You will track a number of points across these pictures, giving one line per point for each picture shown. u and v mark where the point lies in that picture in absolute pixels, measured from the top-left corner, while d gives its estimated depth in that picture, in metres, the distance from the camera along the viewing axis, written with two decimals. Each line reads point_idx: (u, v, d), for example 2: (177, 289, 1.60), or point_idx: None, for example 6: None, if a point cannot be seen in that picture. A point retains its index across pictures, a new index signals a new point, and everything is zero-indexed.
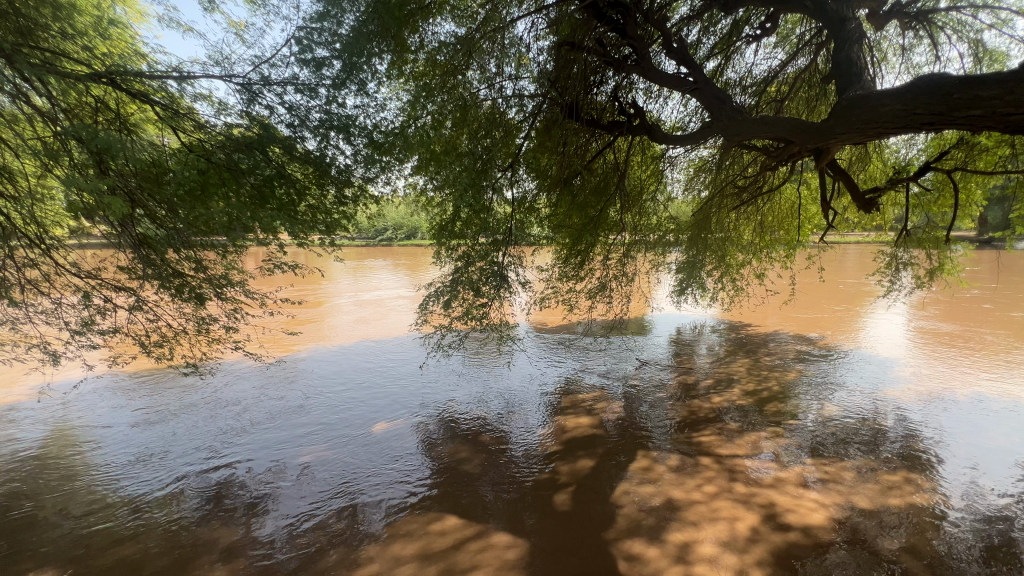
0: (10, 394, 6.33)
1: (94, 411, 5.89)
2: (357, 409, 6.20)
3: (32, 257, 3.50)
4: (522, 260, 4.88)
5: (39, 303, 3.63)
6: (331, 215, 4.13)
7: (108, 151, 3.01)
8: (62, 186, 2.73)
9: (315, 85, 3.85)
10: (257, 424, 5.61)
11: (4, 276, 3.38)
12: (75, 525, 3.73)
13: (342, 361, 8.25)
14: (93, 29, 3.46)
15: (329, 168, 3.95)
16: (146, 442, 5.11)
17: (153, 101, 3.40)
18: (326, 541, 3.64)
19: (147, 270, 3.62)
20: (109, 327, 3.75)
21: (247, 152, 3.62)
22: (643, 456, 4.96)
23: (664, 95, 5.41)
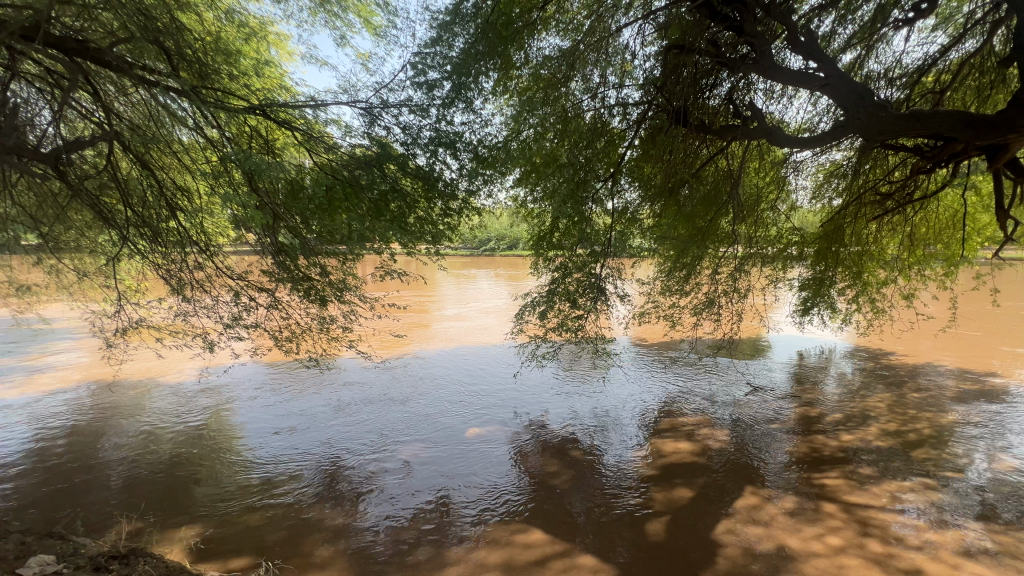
0: (181, 374, 7.63)
1: (242, 393, 6.86)
2: (455, 412, 6.47)
3: (201, 261, 4.19)
4: (622, 272, 4.66)
5: (203, 300, 4.24)
6: (437, 226, 4.40)
7: (256, 171, 3.51)
8: (222, 201, 3.28)
9: (426, 105, 4.13)
10: (367, 419, 6.10)
11: (180, 276, 4.10)
12: (220, 492, 4.34)
13: (443, 365, 8.68)
14: (252, 69, 4.11)
15: (436, 182, 4.26)
16: (279, 427, 5.81)
17: (294, 128, 3.91)
18: (419, 538, 3.80)
19: (282, 274, 4.05)
20: (252, 322, 4.31)
21: (367, 169, 4.02)
22: (751, 493, 4.46)
23: (788, 95, 4.90)
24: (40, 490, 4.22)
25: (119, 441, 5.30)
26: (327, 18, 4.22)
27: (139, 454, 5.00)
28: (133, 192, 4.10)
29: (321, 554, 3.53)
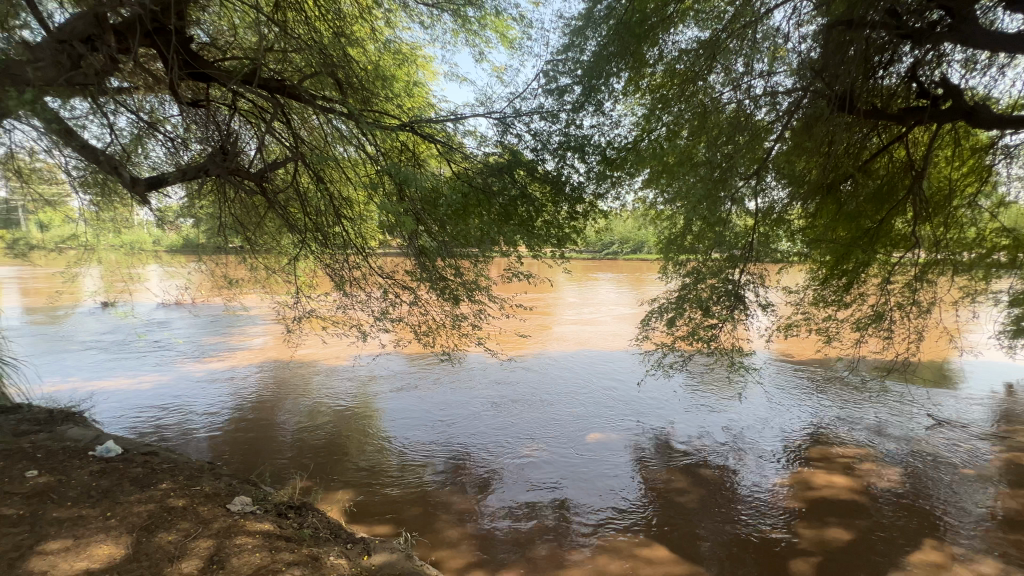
0: (340, 359, 8.84)
1: (386, 381, 7.68)
2: (575, 414, 6.49)
3: (357, 261, 4.79)
4: (766, 279, 4.29)
5: (359, 296, 4.81)
6: (562, 229, 4.44)
7: (404, 180, 3.93)
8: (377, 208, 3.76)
9: (557, 111, 4.20)
10: (492, 412, 6.46)
11: (342, 274, 4.75)
12: (365, 465, 4.90)
13: (564, 367, 8.73)
14: (404, 90, 4.61)
15: (564, 186, 4.31)
16: (416, 413, 6.40)
17: (436, 140, 4.28)
18: (539, 534, 3.89)
19: (422, 274, 4.44)
20: (396, 316, 4.78)
21: (498, 176, 4.19)
22: (933, 548, 3.70)
23: (999, 64, 3.98)
24: (239, 444, 5.23)
25: (292, 412, 6.32)
26: (467, 36, 4.55)
27: (307, 425, 5.91)
28: (310, 202, 4.87)
29: (450, 534, 3.80)
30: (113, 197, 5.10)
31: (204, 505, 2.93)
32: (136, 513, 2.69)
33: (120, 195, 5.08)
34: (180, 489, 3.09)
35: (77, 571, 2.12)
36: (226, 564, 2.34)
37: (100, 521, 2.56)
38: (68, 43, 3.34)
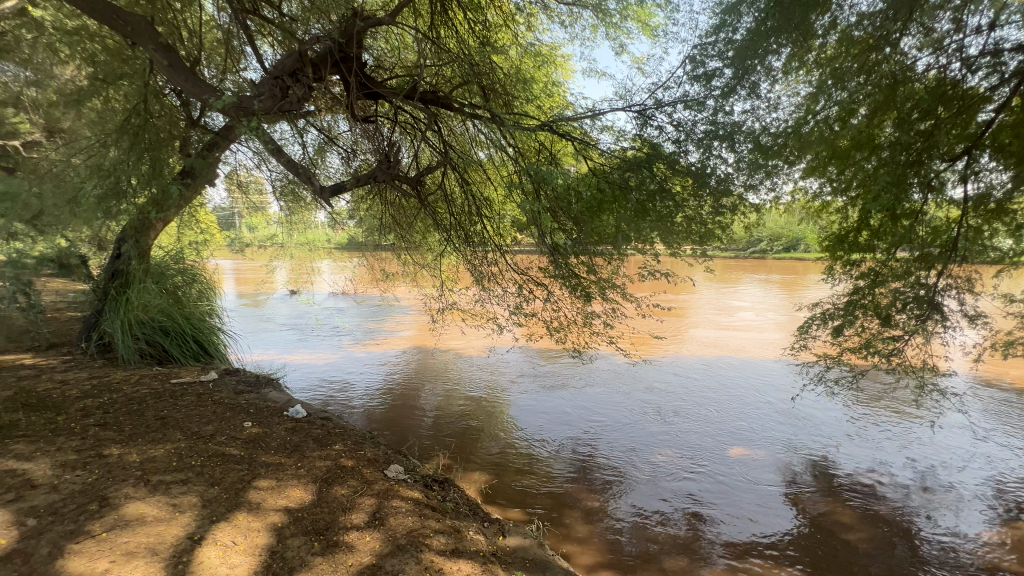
0: (475, 349, 9.43)
1: (515, 373, 7.99)
2: (714, 425, 6.03)
3: (494, 258, 5.03)
4: (976, 286, 3.61)
5: (495, 291, 4.97)
6: (706, 226, 4.10)
7: (544, 180, 4.11)
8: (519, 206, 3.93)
9: (704, 97, 3.92)
10: (621, 413, 6.32)
11: (480, 270, 5.02)
12: (496, 451, 5.14)
13: (700, 374, 8.13)
14: (543, 90, 4.73)
15: (708, 178, 3.93)
16: (543, 407, 6.55)
17: (573, 138, 4.32)
18: (671, 547, 3.70)
19: (556, 271, 4.51)
20: (529, 311, 4.84)
21: (637, 170, 4.12)
22: None
23: None
24: (390, 418, 5.90)
25: (433, 394, 6.94)
26: (607, 30, 4.48)
27: (446, 407, 6.43)
28: (455, 203, 5.30)
29: (579, 530, 3.82)
30: (297, 204, 6.14)
31: (367, 468, 3.38)
32: (318, 466, 3.21)
33: (304, 201, 6.09)
34: (348, 451, 3.61)
35: (279, 507, 2.61)
36: (385, 522, 2.67)
37: (293, 468, 3.12)
38: (281, 78, 4.11)
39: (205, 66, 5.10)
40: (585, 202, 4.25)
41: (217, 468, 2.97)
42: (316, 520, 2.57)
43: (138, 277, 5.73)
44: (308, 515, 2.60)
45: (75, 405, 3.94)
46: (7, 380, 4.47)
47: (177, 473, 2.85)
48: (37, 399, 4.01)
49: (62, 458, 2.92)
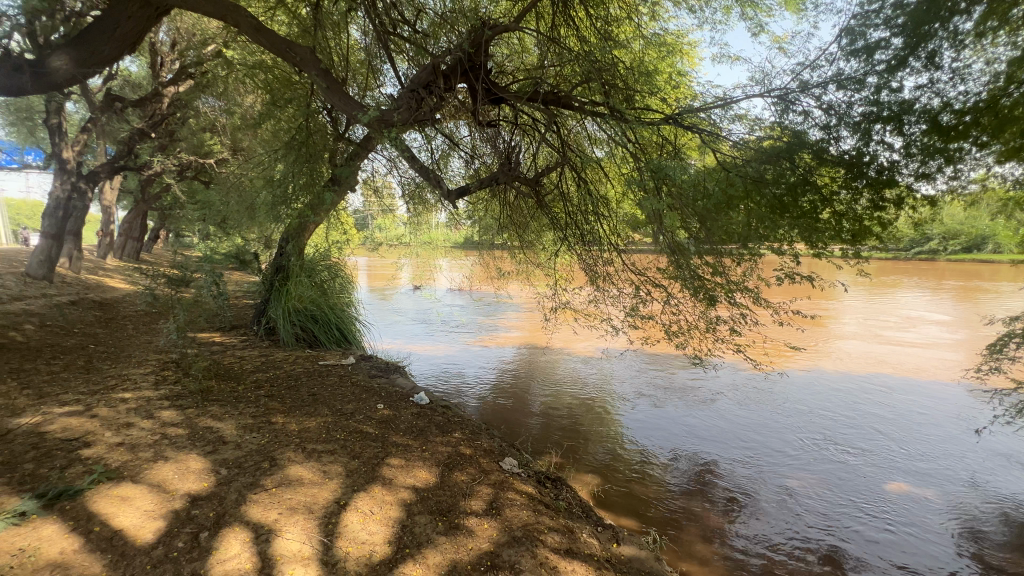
0: (586, 350, 9.34)
1: (626, 376, 7.74)
2: (865, 452, 5.23)
3: (611, 258, 4.93)
4: None
5: (610, 291, 4.86)
6: (861, 222, 3.49)
7: (665, 175, 3.90)
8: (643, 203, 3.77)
9: (864, 74, 3.37)
10: (747, 428, 5.77)
11: (595, 270, 4.95)
12: (607, 452, 5.03)
13: (844, 392, 7.11)
14: (668, 82, 4.54)
15: (867, 167, 3.38)
16: (657, 412, 6.25)
17: (700, 130, 4.06)
18: None
19: (679, 273, 4.25)
20: (646, 313, 4.62)
21: (774, 162, 3.73)
22: None
23: None
24: (502, 410, 6.09)
25: (543, 391, 7.02)
26: (742, 11, 4.11)
27: (556, 404, 6.46)
28: (571, 202, 5.31)
29: (698, 548, 3.58)
30: (421, 207, 6.66)
31: (484, 458, 3.53)
32: (440, 451, 3.44)
33: (427, 204, 6.57)
34: (467, 440, 3.81)
35: (407, 485, 2.85)
36: (502, 512, 2.77)
37: (419, 451, 3.38)
38: (416, 90, 4.51)
39: (350, 84, 5.73)
40: (710, 195, 3.83)
41: (357, 443, 3.34)
42: (439, 501, 2.75)
43: (296, 271, 6.67)
44: (432, 496, 2.79)
45: (251, 378, 4.72)
46: (204, 353, 5.50)
47: (326, 443, 3.26)
48: (225, 370, 4.89)
49: (243, 421, 3.52)
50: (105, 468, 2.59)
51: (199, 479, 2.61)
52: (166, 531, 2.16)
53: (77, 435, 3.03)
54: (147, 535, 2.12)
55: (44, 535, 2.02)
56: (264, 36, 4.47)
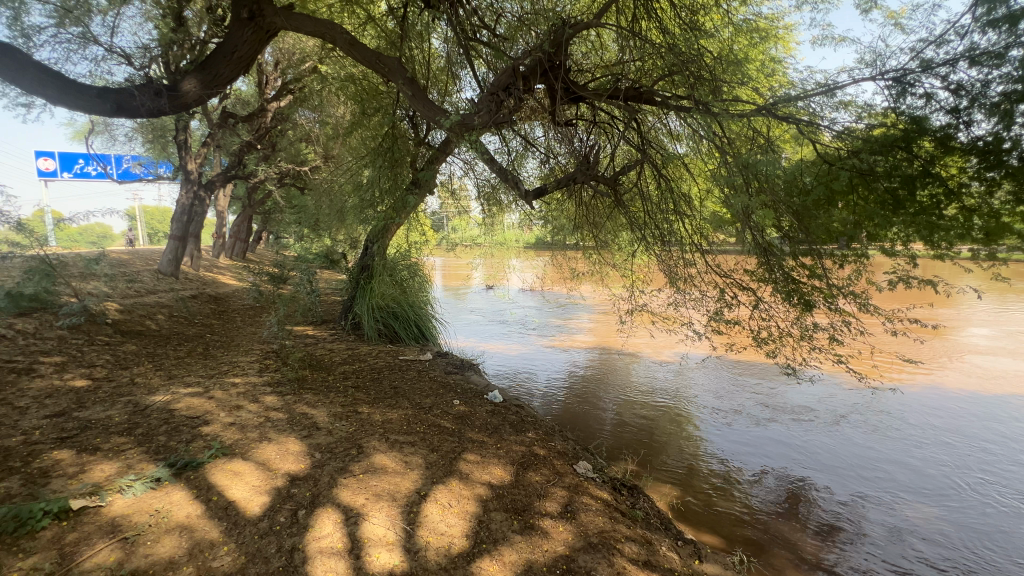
0: (662, 354, 8.97)
1: (705, 384, 7.31)
2: (998, 488, 4.54)
3: (693, 258, 4.68)
4: None
5: (691, 293, 4.62)
6: (998, 217, 2.87)
7: (755, 168, 3.64)
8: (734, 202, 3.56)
9: (1005, 48, 2.90)
10: (848, 447, 5.23)
11: (675, 271, 4.73)
12: (685, 462, 4.79)
13: (966, 415, 6.19)
14: (760, 71, 4.25)
15: (1006, 153, 2.82)
16: (739, 423, 5.84)
17: (797, 121, 3.73)
18: None
19: (770, 275, 3.94)
20: (732, 318, 4.33)
21: (885, 152, 3.28)
22: None
23: None
24: (573, 411, 6.00)
25: (616, 394, 6.82)
26: None
27: (629, 408, 6.26)
28: (651, 200, 5.13)
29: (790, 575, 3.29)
30: (495, 207, 6.77)
31: (558, 460, 3.51)
32: (515, 450, 3.46)
33: (501, 205, 6.67)
34: (541, 440, 3.81)
35: (483, 481, 2.90)
36: (577, 516, 2.73)
37: (494, 448, 3.43)
38: (496, 93, 4.58)
39: (431, 91, 5.95)
40: (808, 190, 3.55)
41: (436, 436, 3.46)
42: (514, 499, 2.77)
43: (379, 270, 7.06)
44: (508, 494, 2.82)
45: (339, 369, 5.07)
46: (299, 345, 5.99)
47: (407, 435, 3.41)
48: (317, 361, 5.29)
49: (333, 409, 3.79)
50: (221, 445, 2.91)
51: (297, 460, 2.85)
52: (270, 505, 2.38)
53: (199, 414, 3.43)
54: (255, 507, 2.34)
55: (174, 500, 2.31)
56: (357, 50, 4.78)
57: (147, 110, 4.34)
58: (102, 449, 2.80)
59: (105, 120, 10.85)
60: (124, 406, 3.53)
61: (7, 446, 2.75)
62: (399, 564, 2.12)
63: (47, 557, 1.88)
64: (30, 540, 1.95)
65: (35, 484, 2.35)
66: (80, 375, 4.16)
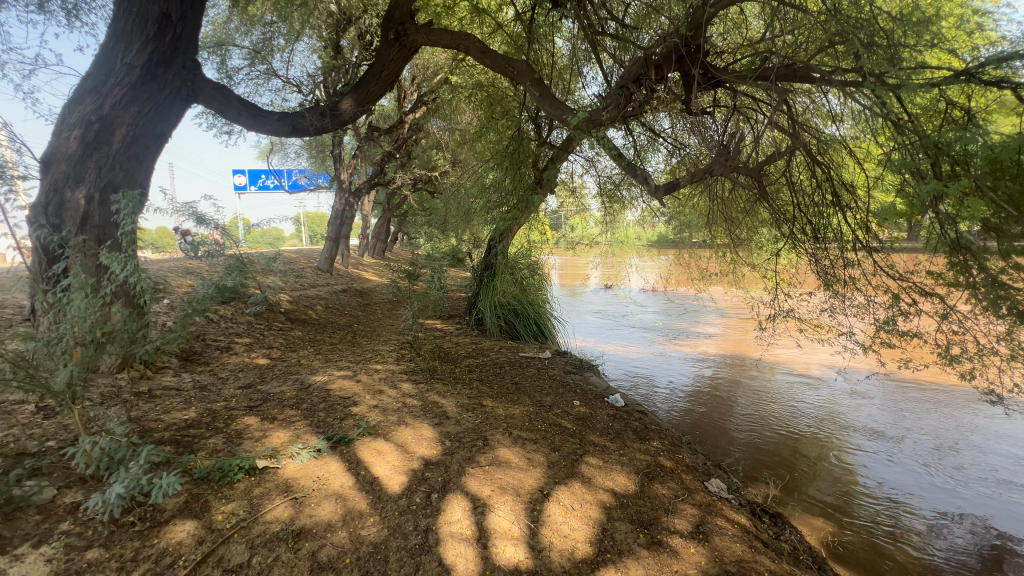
0: (810, 368, 7.91)
1: (861, 406, 6.27)
2: None
3: (857, 258, 4.04)
4: None
5: (854, 298, 4.03)
6: None
7: (949, 146, 2.94)
8: (924, 190, 2.82)
9: None
10: None
11: (835, 273, 4.18)
12: (834, 491, 4.16)
13: None
14: (957, 29, 3.47)
15: None
16: (907, 457, 4.90)
17: (1013, 86, 2.96)
18: None
19: (967, 279, 3.19)
20: (910, 330, 3.64)
21: None
22: None
23: None
24: (697, 422, 5.57)
25: (748, 408, 6.17)
26: None
27: (765, 424, 5.63)
28: (802, 191, 4.51)
29: None
30: (616, 205, 6.58)
31: (687, 474, 3.27)
32: (638, 458, 3.31)
33: (623, 202, 6.46)
34: (667, 451, 3.58)
35: (607, 488, 2.81)
36: (711, 539, 2.51)
37: (617, 454, 3.32)
38: (626, 86, 4.43)
39: (555, 90, 5.97)
40: None
41: (557, 436, 3.45)
42: (640, 511, 2.64)
43: (502, 267, 7.34)
44: (633, 505, 2.70)
45: (466, 362, 5.38)
46: (429, 337, 6.49)
47: (530, 432, 3.46)
48: (446, 353, 5.67)
49: (461, 400, 4.01)
50: (367, 425, 3.26)
51: (430, 445, 3.06)
52: (408, 486, 2.58)
53: (350, 394, 3.89)
54: (395, 486, 2.56)
55: (331, 469, 2.65)
56: (488, 56, 4.97)
57: (315, 129, 5.04)
58: (278, 419, 3.32)
59: (281, 140, 12.92)
60: (294, 383, 4.15)
61: (214, 409, 3.40)
62: (523, 560, 2.15)
63: (241, 505, 2.26)
64: (230, 488, 2.38)
65: (233, 443, 2.87)
66: (263, 354, 5.00)
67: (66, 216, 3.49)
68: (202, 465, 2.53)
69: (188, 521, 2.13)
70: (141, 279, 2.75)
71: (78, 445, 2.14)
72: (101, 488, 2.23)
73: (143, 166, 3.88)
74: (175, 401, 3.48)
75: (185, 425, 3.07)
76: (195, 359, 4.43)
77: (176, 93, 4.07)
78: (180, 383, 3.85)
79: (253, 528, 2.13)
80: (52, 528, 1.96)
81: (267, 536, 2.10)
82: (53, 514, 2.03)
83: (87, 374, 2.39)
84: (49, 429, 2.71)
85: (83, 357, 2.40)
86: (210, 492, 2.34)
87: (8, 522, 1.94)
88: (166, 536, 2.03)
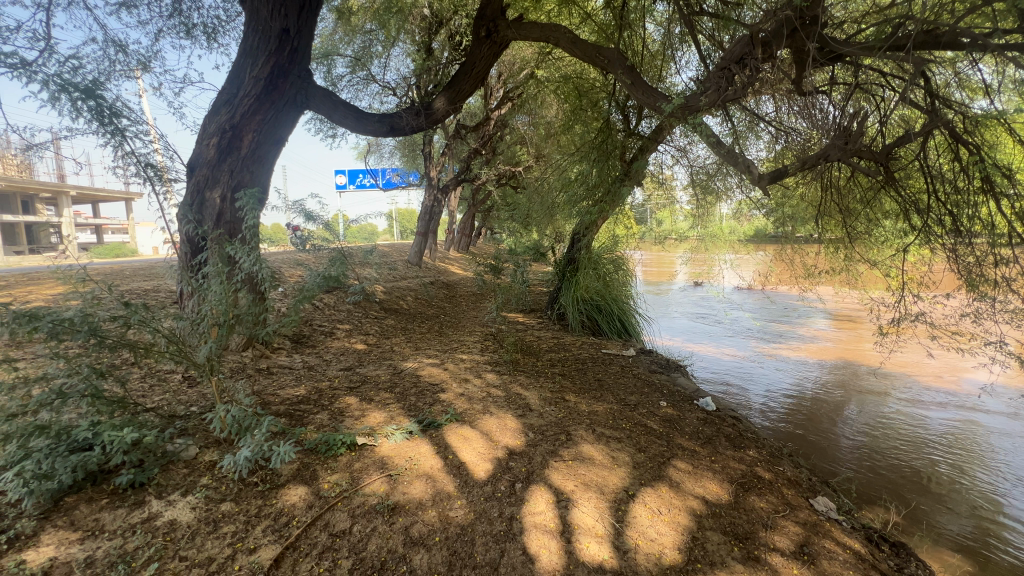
0: (943, 382, 6.86)
1: (1006, 429, 5.36)
2: None
3: (1014, 252, 3.42)
4: None
5: (1010, 301, 3.42)
6: None
7: None
8: None
9: None
10: None
11: (983, 271, 3.57)
12: (968, 524, 3.60)
13: None
14: None
15: None
16: None
17: None
18: None
19: None
20: None
21: None
22: None
23: None
24: (797, 432, 5.09)
25: (859, 422, 5.52)
26: None
27: (881, 440, 5.01)
28: (941, 176, 3.91)
29: None
30: (709, 197, 6.03)
31: (788, 488, 3.00)
32: (733, 467, 3.09)
33: (717, 194, 5.96)
34: (766, 462, 3.31)
35: (697, 495, 2.67)
36: (817, 563, 2.28)
37: (708, 460, 3.13)
38: (728, 67, 4.12)
39: (646, 77, 5.74)
40: None
41: (643, 436, 3.34)
42: (734, 523, 2.47)
43: (585, 261, 7.25)
44: (726, 516, 2.53)
45: (548, 356, 5.40)
46: (512, 330, 6.59)
47: (614, 430, 3.38)
48: (528, 346, 5.74)
49: (544, 393, 4.03)
50: (454, 412, 3.39)
51: (514, 436, 3.12)
52: (493, 473, 2.65)
53: (438, 381, 4.09)
54: (480, 472, 2.64)
55: (422, 451, 2.79)
56: (578, 46, 4.88)
57: (411, 128, 5.28)
58: (374, 400, 3.56)
59: (378, 141, 13.84)
60: (387, 368, 4.44)
61: (320, 388, 3.74)
62: (608, 559, 2.11)
63: (344, 477, 2.47)
64: (334, 460, 2.61)
65: (336, 420, 3.13)
66: (360, 340, 5.40)
67: (205, 213, 4.03)
68: (311, 438, 2.80)
69: (300, 486, 2.37)
70: (263, 268, 3.08)
71: (215, 411, 2.47)
72: (231, 449, 2.55)
73: (265, 168, 4.35)
74: (288, 378, 3.89)
75: (297, 400, 3.42)
76: (305, 342, 4.91)
77: (292, 100, 4.50)
78: (292, 362, 4.29)
79: (354, 498, 2.32)
80: (195, 481, 2.29)
81: (366, 507, 2.26)
82: (196, 468, 2.37)
83: (222, 350, 2.74)
84: (192, 396, 3.16)
85: (218, 336, 2.76)
86: (318, 462, 2.58)
87: (163, 471, 2.30)
88: (282, 498, 2.27)
